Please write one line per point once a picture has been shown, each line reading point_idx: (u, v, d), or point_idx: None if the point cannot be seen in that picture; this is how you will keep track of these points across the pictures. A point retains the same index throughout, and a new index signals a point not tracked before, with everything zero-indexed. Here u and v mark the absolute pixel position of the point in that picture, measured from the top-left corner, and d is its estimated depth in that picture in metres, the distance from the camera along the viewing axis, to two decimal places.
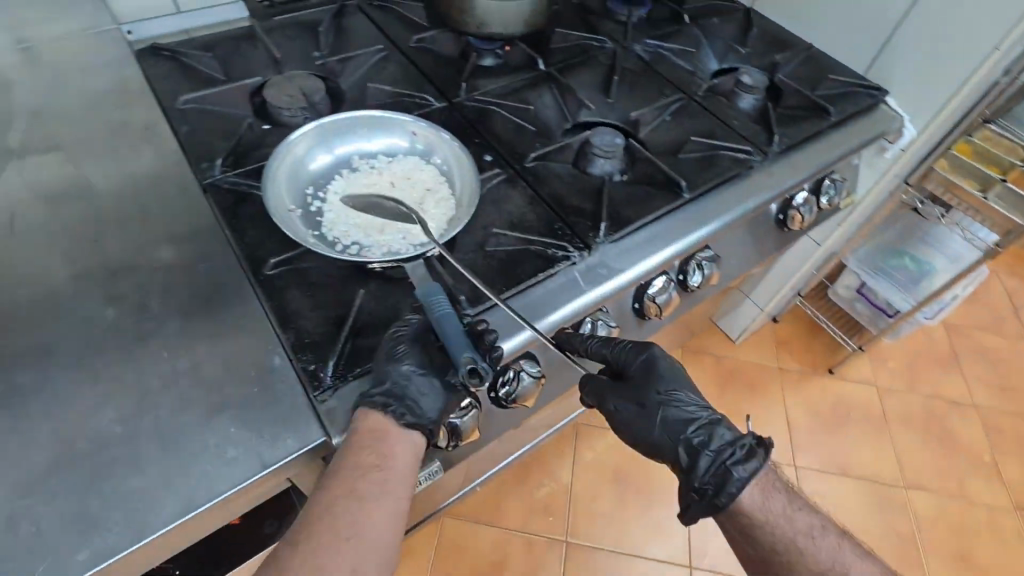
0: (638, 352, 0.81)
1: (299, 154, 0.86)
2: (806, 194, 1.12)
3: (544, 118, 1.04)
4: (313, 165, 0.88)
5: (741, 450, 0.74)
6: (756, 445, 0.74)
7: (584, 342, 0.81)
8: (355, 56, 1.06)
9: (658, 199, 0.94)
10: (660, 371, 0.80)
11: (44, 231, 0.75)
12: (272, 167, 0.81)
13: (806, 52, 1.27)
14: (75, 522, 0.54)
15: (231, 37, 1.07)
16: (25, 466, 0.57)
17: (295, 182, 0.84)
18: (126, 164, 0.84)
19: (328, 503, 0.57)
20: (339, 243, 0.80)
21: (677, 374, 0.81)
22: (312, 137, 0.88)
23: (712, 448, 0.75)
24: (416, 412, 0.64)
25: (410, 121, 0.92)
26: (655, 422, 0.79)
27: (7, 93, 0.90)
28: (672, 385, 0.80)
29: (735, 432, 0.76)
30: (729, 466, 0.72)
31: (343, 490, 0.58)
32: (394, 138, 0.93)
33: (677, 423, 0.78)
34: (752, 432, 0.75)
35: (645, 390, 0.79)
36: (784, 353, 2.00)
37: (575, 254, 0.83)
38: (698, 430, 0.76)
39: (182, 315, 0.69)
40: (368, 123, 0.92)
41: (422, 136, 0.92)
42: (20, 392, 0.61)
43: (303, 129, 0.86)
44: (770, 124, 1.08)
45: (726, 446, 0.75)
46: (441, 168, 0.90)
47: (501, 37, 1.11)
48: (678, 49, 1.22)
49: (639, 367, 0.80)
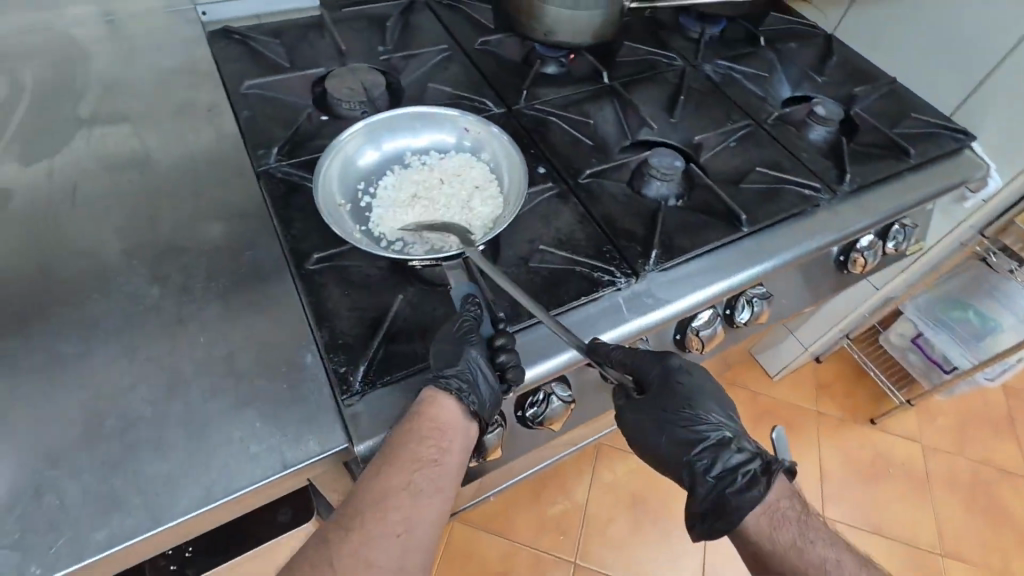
0: (654, 360, 0.72)
1: (350, 151, 0.86)
2: (872, 238, 1.05)
3: (603, 134, 1.01)
4: (363, 161, 0.87)
5: (744, 477, 0.67)
6: (762, 473, 0.67)
7: (607, 351, 0.71)
8: (418, 54, 1.06)
9: (713, 229, 0.89)
10: (675, 383, 0.72)
11: (101, 203, 0.77)
12: (325, 163, 0.81)
13: (889, 86, 1.19)
14: (98, 500, 0.55)
15: (300, 25, 1.08)
16: (58, 437, 0.58)
17: (345, 178, 0.84)
18: (186, 144, 0.86)
19: (385, 494, 0.55)
20: (386, 240, 0.79)
21: (695, 386, 0.73)
22: (362, 133, 0.87)
23: (716, 472, 0.68)
24: (480, 402, 0.65)
25: (460, 117, 0.91)
26: (661, 437, 0.72)
27: (84, 64, 0.93)
28: (688, 401, 0.71)
29: (744, 456, 0.68)
30: (727, 496, 0.66)
31: (402, 482, 0.56)
32: (444, 134, 0.92)
33: (683, 440, 0.71)
34: (761, 458, 0.68)
35: (657, 402, 0.72)
36: (824, 396, 1.91)
37: (621, 280, 0.79)
38: (704, 452, 0.70)
39: (222, 302, 0.69)
40: (419, 118, 0.91)
41: (472, 133, 0.91)
42: (63, 362, 0.62)
43: (356, 126, 0.86)
44: (842, 160, 1.02)
45: (730, 472, 0.68)
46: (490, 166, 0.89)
47: (568, 46, 1.09)
48: (750, 72, 1.16)
49: (654, 376, 0.72)
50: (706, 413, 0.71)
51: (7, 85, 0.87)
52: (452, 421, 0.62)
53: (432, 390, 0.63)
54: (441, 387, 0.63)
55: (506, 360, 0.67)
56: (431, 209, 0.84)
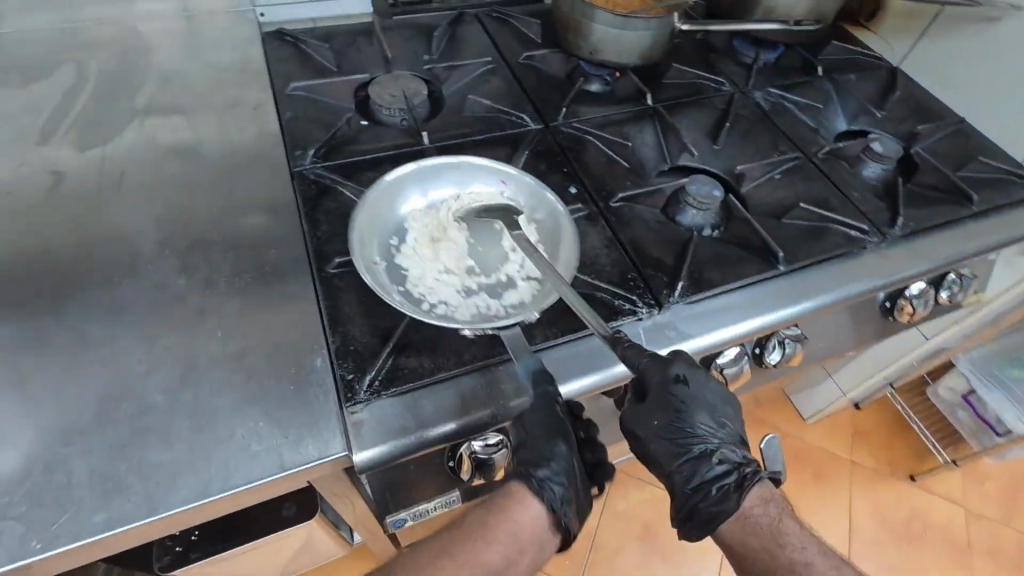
0: (661, 363, 0.65)
1: (391, 201, 0.82)
2: (923, 286, 0.98)
3: (641, 157, 0.99)
4: (404, 212, 0.83)
5: (718, 491, 0.65)
6: (735, 490, 0.65)
7: (620, 347, 0.66)
8: (462, 65, 1.06)
9: (747, 265, 0.85)
10: (674, 394, 0.65)
11: (143, 191, 0.80)
12: (361, 213, 0.77)
13: (956, 125, 1.12)
14: (101, 482, 0.56)
15: (351, 31, 1.10)
16: (74, 416, 0.60)
17: (384, 229, 0.80)
18: (229, 140, 0.88)
19: None
20: (424, 302, 0.75)
21: (694, 397, 0.67)
22: (405, 182, 0.83)
23: (693, 484, 0.66)
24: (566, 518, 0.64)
25: (510, 172, 0.85)
26: (647, 440, 0.68)
27: (145, 57, 0.98)
28: (682, 411, 0.66)
29: (724, 468, 0.66)
30: (700, 508, 0.65)
31: None
32: (490, 188, 0.86)
33: (669, 447, 0.67)
34: (739, 473, 0.66)
35: (652, 408, 0.66)
36: (860, 444, 1.80)
37: (643, 310, 0.77)
38: (687, 462, 0.66)
39: (243, 298, 0.71)
40: (465, 171, 0.86)
41: (521, 189, 0.85)
42: (88, 343, 0.65)
43: (396, 173, 0.82)
44: (896, 202, 0.96)
45: (707, 484, 0.66)
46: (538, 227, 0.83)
47: (614, 65, 1.07)
48: (803, 102, 1.12)
49: (656, 383, 0.65)
50: (696, 424, 0.66)
51: (73, 73, 0.93)
52: (534, 530, 0.62)
53: (524, 493, 0.64)
54: (533, 488, 0.63)
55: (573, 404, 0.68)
56: (469, 270, 0.79)
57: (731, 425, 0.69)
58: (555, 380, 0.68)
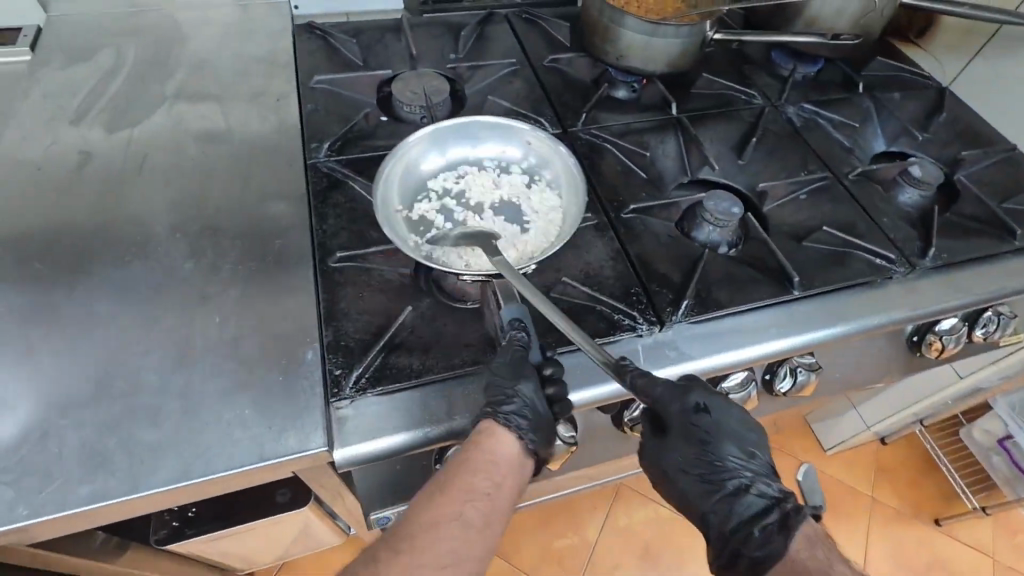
0: (679, 392, 0.63)
1: (414, 155, 0.84)
2: (955, 322, 0.92)
3: (660, 168, 0.96)
4: (425, 167, 0.86)
5: (759, 530, 0.61)
6: (780, 529, 0.60)
7: (631, 377, 0.63)
8: (486, 65, 1.05)
9: (760, 287, 0.82)
10: (696, 424, 0.63)
11: (162, 175, 0.83)
12: (388, 168, 0.79)
13: (1008, 153, 1.04)
14: (91, 456, 0.58)
15: (379, 27, 1.11)
16: (73, 389, 0.62)
17: (405, 182, 0.83)
18: (249, 129, 0.90)
19: (436, 520, 0.56)
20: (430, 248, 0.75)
21: (717, 427, 0.64)
22: (427, 138, 0.85)
23: (731, 524, 0.62)
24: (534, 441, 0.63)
25: (528, 130, 0.86)
26: (675, 475, 0.65)
27: (179, 43, 1.01)
28: (709, 443, 0.64)
29: (764, 502, 0.62)
30: (742, 551, 0.60)
31: (454, 512, 0.56)
32: (510, 146, 0.88)
33: (699, 485, 0.64)
34: (782, 509, 0.61)
35: (677, 441, 0.64)
36: (883, 481, 1.71)
37: (643, 326, 0.75)
38: (722, 500, 0.63)
39: (243, 286, 0.72)
40: (488, 127, 0.87)
41: (538, 147, 0.87)
42: (93, 319, 0.67)
43: (420, 132, 0.84)
44: (930, 231, 0.91)
45: (746, 522, 0.62)
46: (552, 187, 0.84)
47: (640, 72, 1.04)
48: (839, 120, 1.07)
49: (675, 415, 0.63)
50: (727, 458, 0.64)
51: (110, 57, 0.96)
52: (508, 462, 0.61)
53: (490, 423, 0.63)
54: (501, 423, 0.62)
55: (555, 393, 0.66)
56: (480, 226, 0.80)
57: (761, 455, 0.66)
58: (523, 324, 0.66)
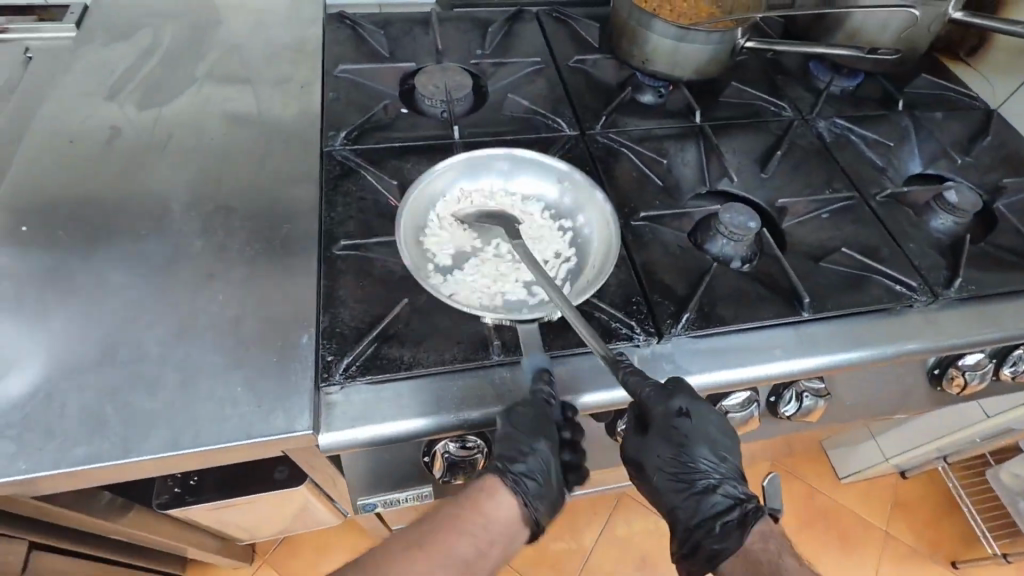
0: (662, 395, 0.62)
1: (441, 180, 0.83)
2: (980, 358, 0.87)
3: (677, 176, 0.94)
4: (453, 192, 0.83)
5: (720, 526, 0.63)
6: (737, 526, 0.62)
7: (624, 374, 0.62)
8: (510, 63, 1.05)
9: (768, 306, 0.79)
10: (677, 426, 0.63)
11: (184, 154, 0.85)
12: (414, 192, 0.78)
13: None
14: (89, 419, 0.61)
15: (408, 20, 1.12)
16: (80, 353, 0.65)
17: (431, 208, 0.81)
18: (271, 114, 0.92)
19: (408, 560, 0.60)
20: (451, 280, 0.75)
21: (697, 430, 0.63)
22: (459, 165, 0.83)
23: (696, 520, 0.64)
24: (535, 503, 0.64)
25: (563, 170, 0.83)
26: (650, 471, 0.66)
27: (214, 27, 1.04)
28: (685, 444, 0.63)
29: (729, 501, 0.64)
30: (700, 544, 0.63)
31: (426, 555, 0.60)
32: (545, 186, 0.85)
33: (669, 481, 0.65)
34: (744, 507, 0.63)
35: (655, 440, 0.64)
36: (899, 516, 1.64)
37: (640, 337, 0.73)
38: (689, 499, 0.64)
39: (249, 267, 0.74)
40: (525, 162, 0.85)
41: (572, 187, 0.83)
42: (105, 288, 0.70)
43: (451, 160, 0.82)
44: (959, 261, 0.86)
45: (710, 519, 0.64)
46: (578, 234, 0.82)
47: (666, 77, 1.02)
48: (873, 138, 1.02)
49: (658, 416, 0.63)
50: (700, 458, 0.64)
51: (148, 37, 1.00)
52: (503, 521, 0.63)
53: (493, 481, 0.64)
54: (505, 480, 0.63)
55: (568, 432, 0.67)
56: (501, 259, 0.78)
57: (732, 459, 0.66)
58: (547, 377, 0.65)
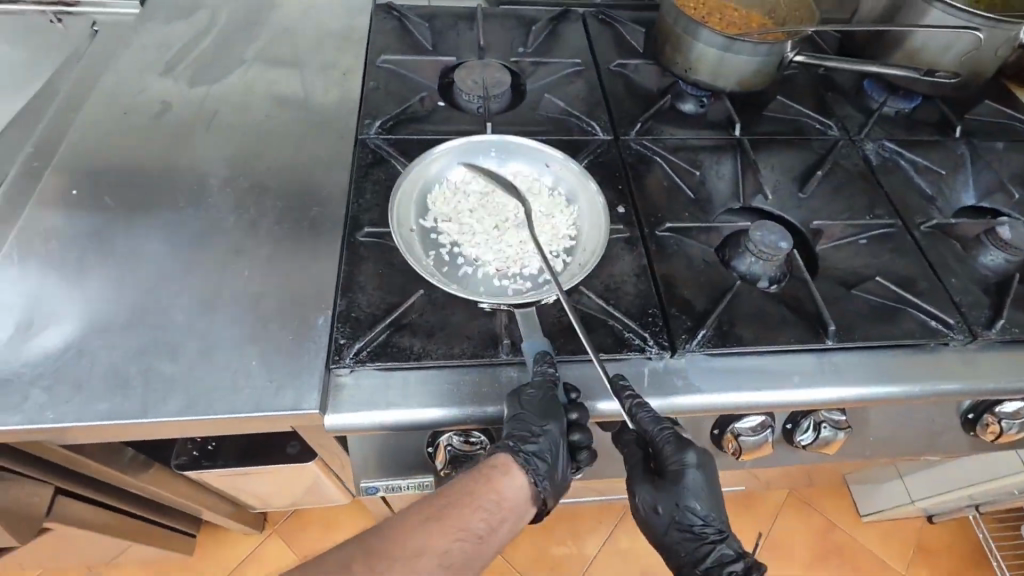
0: (678, 442, 0.66)
1: (435, 167, 0.86)
2: (1019, 407, 0.82)
3: (710, 189, 0.92)
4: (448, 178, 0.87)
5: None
6: None
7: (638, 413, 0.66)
8: (551, 63, 1.05)
9: (791, 330, 0.77)
10: (689, 475, 0.66)
11: (227, 132, 0.89)
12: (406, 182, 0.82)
13: None
14: (114, 377, 0.64)
15: (454, 14, 1.13)
16: (112, 314, 0.69)
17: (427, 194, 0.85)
18: (311, 99, 0.95)
19: (420, 548, 0.54)
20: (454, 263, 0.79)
21: (706, 481, 0.67)
22: (452, 152, 0.87)
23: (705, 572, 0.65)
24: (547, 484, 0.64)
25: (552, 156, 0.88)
26: (662, 521, 0.67)
27: (267, 11, 1.07)
28: (695, 495, 0.66)
29: (735, 555, 0.65)
30: None
31: (441, 545, 0.55)
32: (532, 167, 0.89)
33: (680, 533, 0.66)
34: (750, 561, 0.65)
35: (667, 489, 0.67)
36: (921, 562, 1.57)
37: (652, 349, 0.72)
38: (697, 551, 0.66)
39: (275, 246, 0.77)
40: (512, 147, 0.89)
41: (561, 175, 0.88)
42: (141, 255, 0.74)
43: (445, 146, 0.86)
44: (1005, 301, 0.81)
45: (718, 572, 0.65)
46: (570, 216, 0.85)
47: (708, 87, 1.00)
48: (925, 164, 0.97)
49: (671, 462, 0.66)
50: (707, 511, 0.66)
51: (204, 18, 1.04)
52: (515, 499, 0.61)
53: (506, 460, 0.63)
54: (519, 459, 0.63)
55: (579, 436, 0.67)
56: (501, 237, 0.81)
57: None
58: (550, 359, 0.66)
